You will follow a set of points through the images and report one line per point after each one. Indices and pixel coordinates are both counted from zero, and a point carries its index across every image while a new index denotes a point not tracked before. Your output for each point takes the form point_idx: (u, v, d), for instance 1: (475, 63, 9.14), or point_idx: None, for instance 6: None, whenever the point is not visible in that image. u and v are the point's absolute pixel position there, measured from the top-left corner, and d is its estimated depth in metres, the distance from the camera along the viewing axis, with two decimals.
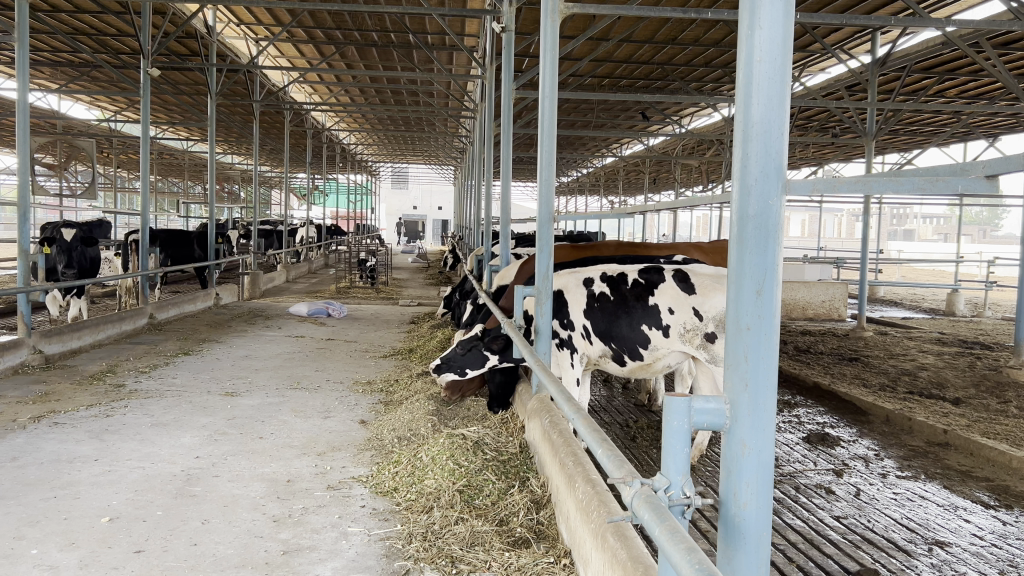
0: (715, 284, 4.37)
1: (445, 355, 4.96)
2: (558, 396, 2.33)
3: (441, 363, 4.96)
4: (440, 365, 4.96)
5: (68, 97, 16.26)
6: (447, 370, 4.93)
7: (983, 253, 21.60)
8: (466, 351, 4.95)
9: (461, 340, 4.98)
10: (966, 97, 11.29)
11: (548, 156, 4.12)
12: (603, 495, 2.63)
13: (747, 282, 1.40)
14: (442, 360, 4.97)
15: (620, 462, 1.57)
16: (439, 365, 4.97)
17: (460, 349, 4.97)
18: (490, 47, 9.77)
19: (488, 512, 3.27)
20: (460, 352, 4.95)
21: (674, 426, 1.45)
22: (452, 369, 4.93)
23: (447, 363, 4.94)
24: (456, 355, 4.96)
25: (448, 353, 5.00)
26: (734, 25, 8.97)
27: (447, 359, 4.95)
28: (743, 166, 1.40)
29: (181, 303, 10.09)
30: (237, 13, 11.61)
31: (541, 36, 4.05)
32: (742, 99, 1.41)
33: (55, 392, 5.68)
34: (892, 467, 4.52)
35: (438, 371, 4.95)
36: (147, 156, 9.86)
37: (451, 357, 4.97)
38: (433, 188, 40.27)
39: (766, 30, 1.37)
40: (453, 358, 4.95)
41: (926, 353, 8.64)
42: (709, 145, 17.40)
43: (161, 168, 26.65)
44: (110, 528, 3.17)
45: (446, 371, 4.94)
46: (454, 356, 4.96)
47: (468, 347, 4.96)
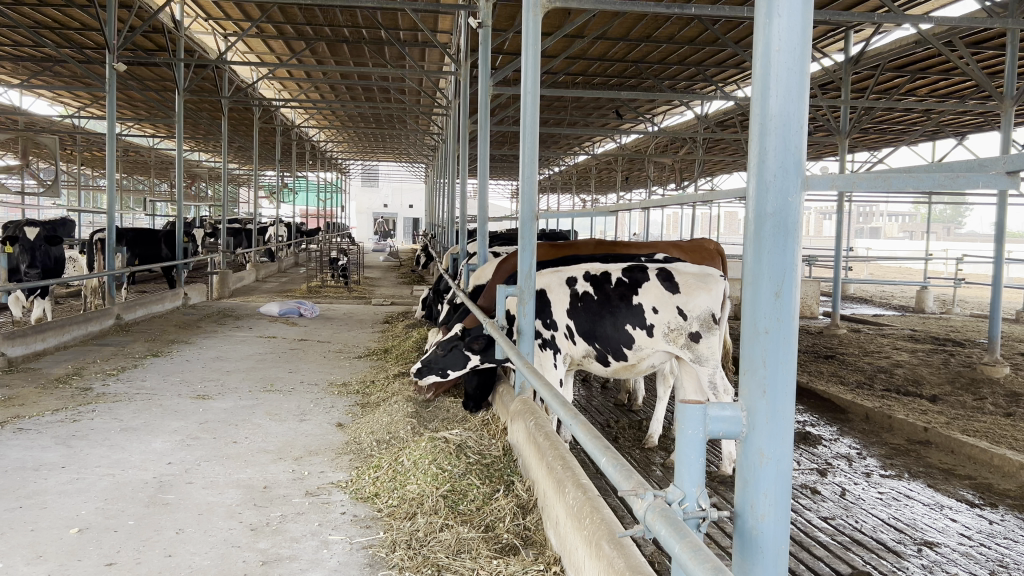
0: (699, 283, 4.29)
1: (425, 358, 4.92)
2: (552, 402, 2.26)
3: (422, 366, 4.92)
4: (420, 368, 4.92)
5: (30, 93, 15.90)
6: (428, 374, 4.92)
7: (949, 250, 21.92)
8: (446, 352, 4.90)
9: (440, 342, 4.91)
10: (938, 95, 11.45)
11: (530, 154, 4.04)
12: (594, 502, 2.55)
13: (764, 284, 1.33)
14: (422, 364, 4.94)
15: (628, 473, 1.51)
16: (419, 369, 4.93)
17: (441, 349, 4.93)
18: (464, 45, 9.70)
19: (474, 518, 3.18)
20: (440, 353, 4.90)
21: (687, 434, 1.37)
22: (433, 372, 4.91)
23: (427, 367, 4.91)
24: (436, 357, 4.91)
25: (428, 354, 4.96)
26: (710, 23, 8.96)
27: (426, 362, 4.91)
28: (760, 162, 1.33)
29: (148, 303, 9.88)
30: (205, 8, 11.42)
31: (522, 32, 3.96)
32: (758, 92, 1.34)
33: (18, 396, 5.50)
34: (875, 466, 4.50)
35: (418, 373, 4.91)
36: (113, 154, 9.42)
37: (431, 359, 4.92)
38: (404, 186, 40.10)
39: (784, 19, 1.30)
40: (433, 360, 4.91)
41: (900, 350, 8.69)
42: (682, 143, 17.44)
43: (126, 166, 26.22)
44: (79, 540, 3.04)
45: (428, 374, 4.92)
46: (434, 358, 4.92)
47: (448, 348, 4.91)
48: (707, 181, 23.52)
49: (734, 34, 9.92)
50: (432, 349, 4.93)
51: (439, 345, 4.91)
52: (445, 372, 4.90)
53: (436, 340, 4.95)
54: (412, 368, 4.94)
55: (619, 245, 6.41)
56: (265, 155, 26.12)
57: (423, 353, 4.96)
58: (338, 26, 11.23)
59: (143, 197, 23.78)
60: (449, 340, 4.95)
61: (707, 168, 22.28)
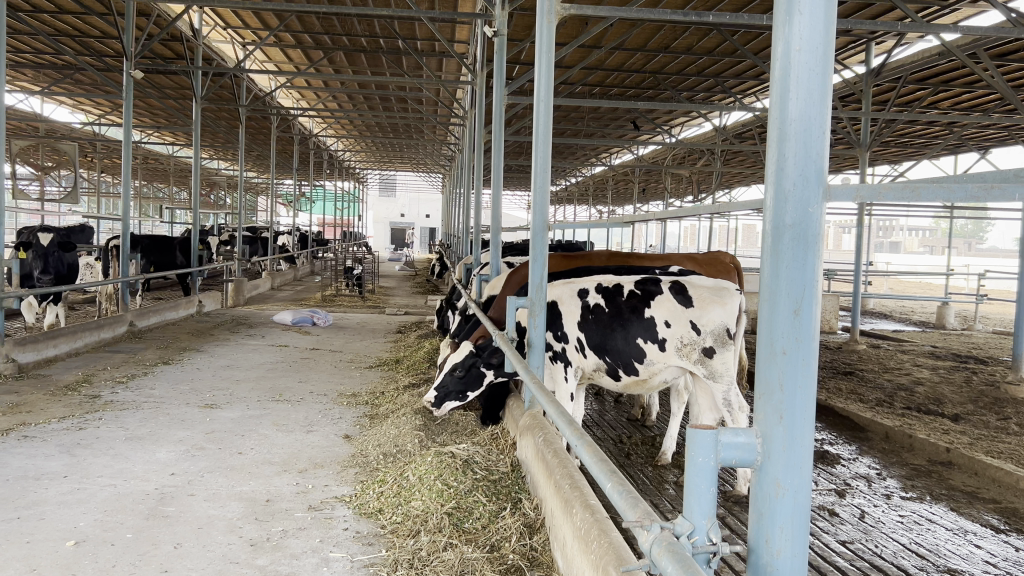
0: (714, 296, 4.16)
1: (439, 386, 4.69)
2: (558, 419, 2.18)
3: (438, 392, 4.72)
4: (437, 396, 4.71)
5: (51, 100, 16.00)
6: (448, 398, 4.74)
7: (971, 265, 21.64)
8: (461, 376, 4.67)
9: (452, 367, 4.65)
10: (960, 108, 11.34)
11: (543, 163, 3.97)
12: (603, 525, 2.45)
13: (783, 301, 1.24)
14: (437, 392, 4.71)
15: (633, 501, 1.41)
16: (435, 398, 4.72)
17: (454, 372, 4.69)
18: (480, 54, 9.65)
19: (479, 538, 3.09)
20: (459, 376, 4.66)
21: (698, 462, 1.27)
22: (451, 397, 4.72)
23: (445, 394, 4.71)
24: (451, 380, 4.69)
25: (439, 379, 4.72)
26: (728, 33, 8.85)
27: (442, 387, 4.70)
28: (778, 171, 1.24)
29: (162, 310, 9.85)
30: (224, 17, 11.42)
31: (536, 39, 3.89)
32: (777, 96, 1.25)
33: (26, 403, 5.45)
34: (895, 487, 4.37)
35: (437, 400, 4.70)
36: (129, 160, 9.40)
37: (445, 384, 4.71)
38: (421, 196, 40.20)
39: (807, 17, 1.21)
40: (449, 386, 4.70)
41: (921, 366, 8.52)
42: (700, 155, 17.30)
43: (147, 173, 26.39)
44: (75, 553, 2.97)
45: (449, 400, 4.73)
46: (449, 383, 4.70)
47: (461, 372, 4.67)
48: (725, 193, 23.35)
49: (753, 45, 9.80)
50: (445, 375, 4.68)
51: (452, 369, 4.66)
52: (463, 393, 4.72)
53: (445, 364, 4.68)
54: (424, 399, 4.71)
55: (632, 257, 6.30)
56: (282, 163, 26.21)
57: (435, 380, 4.71)
58: (355, 36, 11.21)
59: (162, 204, 23.88)
60: (459, 358, 4.70)
61: (725, 180, 22.15)
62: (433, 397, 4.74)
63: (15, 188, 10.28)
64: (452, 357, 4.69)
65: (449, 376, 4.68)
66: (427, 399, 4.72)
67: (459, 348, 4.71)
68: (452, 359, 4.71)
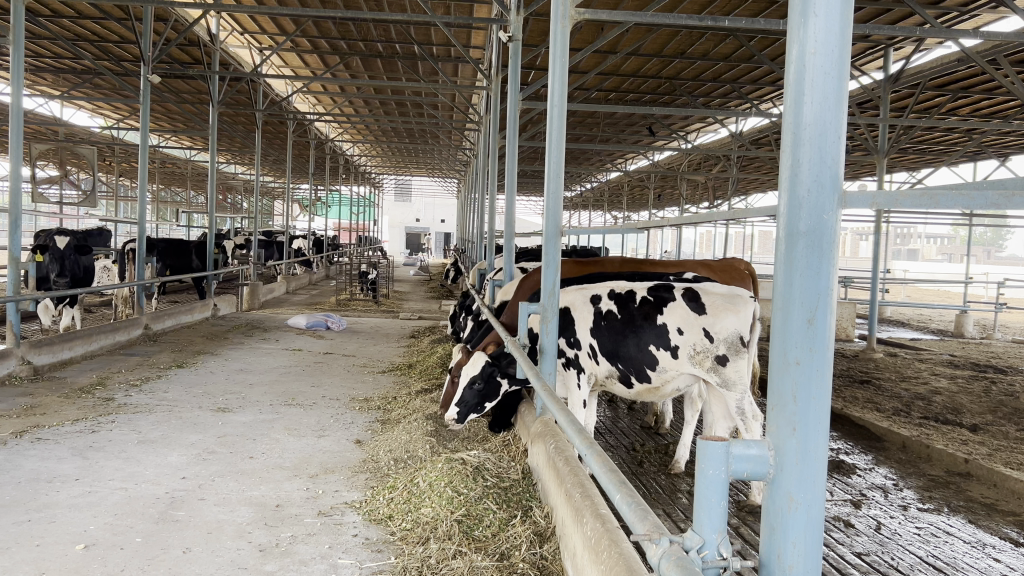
0: (727, 303, 4.10)
1: (461, 402, 4.47)
2: (568, 427, 2.16)
3: (460, 408, 4.50)
4: (460, 412, 4.49)
5: (70, 104, 16.14)
6: (469, 412, 4.54)
7: (990, 273, 21.45)
8: (481, 388, 4.48)
9: (472, 380, 4.44)
10: (980, 114, 11.23)
11: (556, 168, 3.95)
12: (613, 535, 2.42)
13: (796, 309, 1.21)
14: (460, 409, 4.49)
15: (642, 513, 1.38)
16: (458, 414, 4.50)
17: (472, 385, 4.49)
18: (496, 59, 9.65)
19: (488, 545, 3.06)
20: (477, 390, 4.47)
21: (708, 475, 1.23)
22: (472, 410, 4.53)
23: (467, 408, 4.50)
24: (471, 394, 4.48)
25: (458, 395, 4.50)
26: (745, 39, 8.80)
27: (463, 403, 4.49)
28: (792, 177, 1.21)
29: (178, 314, 9.90)
30: (241, 22, 11.49)
31: (549, 44, 3.87)
32: (791, 99, 1.22)
33: (40, 405, 5.48)
34: (912, 498, 4.30)
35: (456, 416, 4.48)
36: (146, 164, 9.44)
37: (466, 399, 4.49)
38: (436, 201, 40.30)
39: (821, 19, 1.19)
40: (471, 400, 4.49)
41: (939, 376, 8.43)
42: (716, 161, 17.24)
43: (164, 176, 26.59)
44: (84, 557, 2.97)
45: (472, 414, 4.53)
46: (470, 397, 4.49)
47: (480, 383, 4.48)
48: (741, 199, 23.26)
49: (770, 51, 9.75)
50: (465, 390, 4.47)
51: (471, 382, 4.46)
52: (483, 405, 4.54)
53: (464, 378, 4.46)
54: (448, 419, 4.47)
55: (645, 263, 6.26)
56: (299, 168, 26.34)
57: (455, 397, 4.48)
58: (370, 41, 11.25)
59: (179, 208, 24.05)
60: (473, 370, 4.49)
61: (741, 187, 22.06)
62: (454, 414, 4.51)
63: (34, 191, 10.36)
64: (468, 370, 4.48)
65: (469, 390, 4.47)
66: (451, 417, 4.49)
67: (472, 360, 4.50)
68: (467, 371, 4.50)
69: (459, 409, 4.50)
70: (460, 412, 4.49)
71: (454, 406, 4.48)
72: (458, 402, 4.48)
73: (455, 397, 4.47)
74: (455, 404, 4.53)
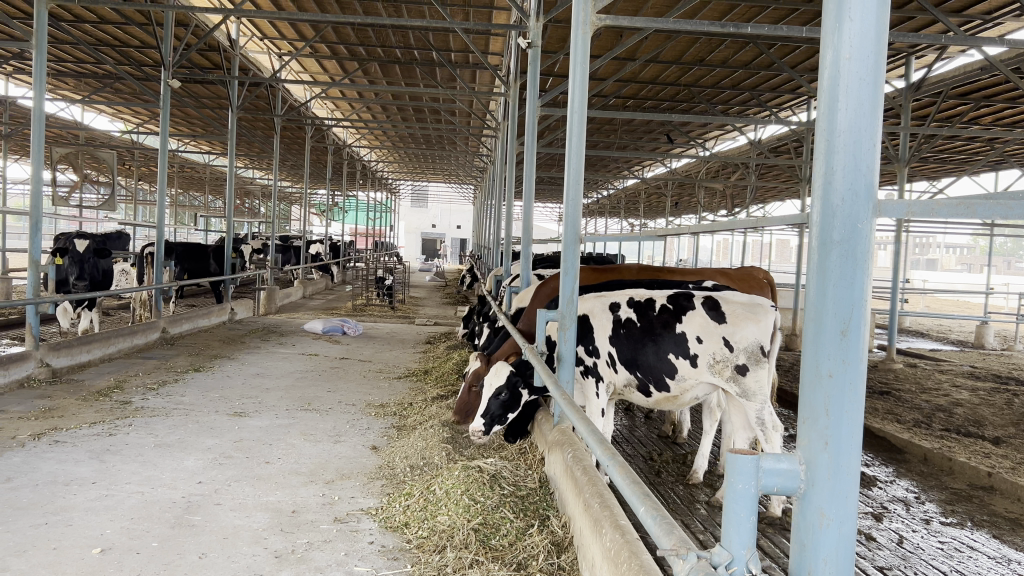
0: (748, 312, 4.02)
1: (488, 413, 4.37)
2: (589, 436, 2.11)
3: (487, 419, 4.38)
4: (486, 423, 4.38)
5: (90, 108, 16.28)
6: (494, 424, 4.43)
7: (1010, 284, 21.24)
8: (506, 398, 4.42)
9: (497, 389, 4.38)
10: (1002, 123, 11.12)
11: (576, 175, 3.92)
12: (633, 546, 2.38)
13: (830, 320, 1.18)
14: (486, 420, 4.38)
15: (667, 527, 1.35)
16: (484, 426, 4.38)
17: (496, 396, 4.42)
18: (514, 65, 9.64)
19: (505, 555, 3.03)
20: (501, 400, 4.40)
21: (738, 489, 1.19)
22: (496, 422, 4.44)
23: (494, 419, 4.40)
24: (496, 403, 4.40)
25: (483, 406, 4.40)
26: (765, 47, 8.77)
27: (488, 414, 4.39)
28: (826, 184, 1.18)
29: (195, 318, 9.93)
30: (261, 27, 11.55)
31: (571, 50, 3.84)
32: (825, 106, 1.19)
33: (59, 407, 5.51)
34: (934, 512, 4.24)
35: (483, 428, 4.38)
36: (166, 167, 9.47)
37: (491, 409, 4.40)
38: (452, 207, 40.38)
39: (856, 23, 1.16)
40: (496, 411, 4.40)
41: (960, 387, 8.32)
42: (734, 168, 17.15)
43: (183, 180, 26.78)
44: (100, 561, 2.96)
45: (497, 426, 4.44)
46: (495, 408, 4.40)
47: (504, 394, 4.42)
48: (759, 208, 23.14)
49: (790, 59, 9.70)
50: (490, 400, 4.38)
51: (495, 391, 4.40)
52: (506, 415, 4.46)
53: (488, 387, 4.40)
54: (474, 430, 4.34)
55: (664, 271, 6.21)
56: (316, 173, 26.45)
57: (481, 407, 4.38)
58: (389, 46, 11.28)
59: (197, 212, 24.20)
60: (496, 381, 4.44)
61: (759, 195, 21.98)
62: (480, 427, 4.39)
63: (54, 195, 10.44)
64: (493, 380, 4.42)
65: (493, 400, 4.40)
66: (477, 429, 4.36)
67: (495, 371, 4.46)
68: (490, 382, 4.44)
69: (485, 421, 4.39)
70: (486, 423, 4.38)
71: (480, 417, 4.37)
72: (484, 413, 4.38)
73: (481, 408, 4.38)
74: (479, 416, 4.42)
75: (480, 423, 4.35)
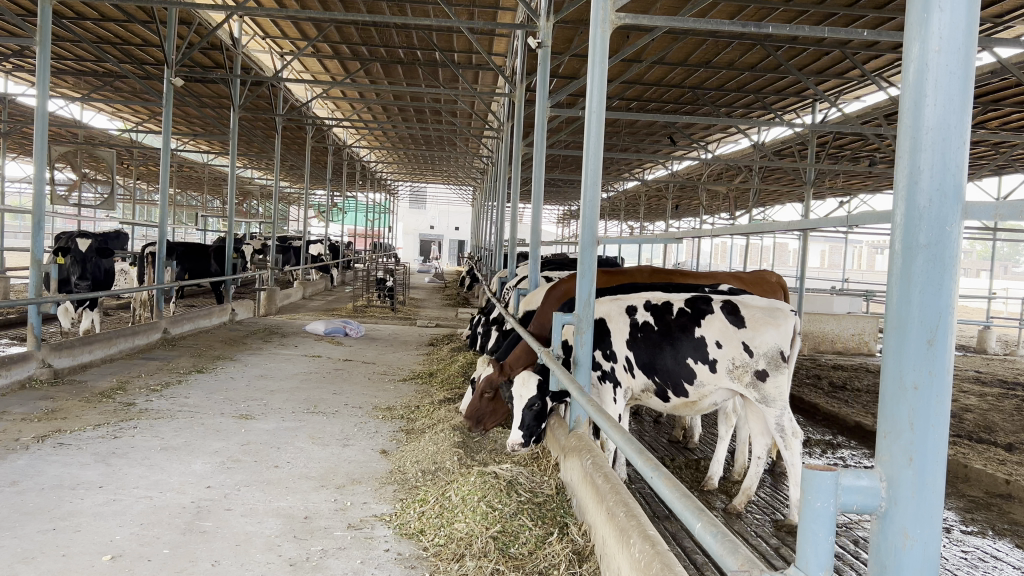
0: (767, 317, 3.96)
1: (524, 425, 4.30)
2: (624, 445, 2.05)
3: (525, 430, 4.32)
4: (524, 434, 4.31)
5: (90, 107, 16.19)
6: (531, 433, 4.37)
7: (1011, 290, 21.24)
8: (537, 407, 4.34)
9: (529, 402, 4.29)
10: (1008, 127, 11.11)
11: (594, 175, 3.84)
12: (664, 557, 2.32)
13: (914, 328, 1.12)
14: (524, 432, 4.31)
15: (731, 546, 1.28)
16: (523, 438, 4.31)
17: (529, 406, 4.34)
18: (521, 67, 9.56)
19: (526, 564, 2.97)
20: (535, 412, 4.32)
21: (816, 507, 1.12)
22: (532, 432, 4.38)
23: (531, 431, 4.34)
24: (530, 414, 4.32)
25: (518, 419, 4.32)
26: (772, 50, 8.75)
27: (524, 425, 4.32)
28: (911, 184, 1.12)
29: (196, 318, 9.85)
30: (263, 26, 11.47)
31: (589, 50, 3.77)
32: (910, 100, 1.12)
33: (61, 409, 5.42)
34: (954, 520, 4.18)
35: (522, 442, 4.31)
36: (169, 169, 9.23)
37: (526, 421, 4.33)
38: (451, 208, 40.32)
39: (947, 13, 1.09)
40: (531, 422, 4.33)
41: (967, 393, 8.27)
42: (737, 171, 17.11)
43: (181, 180, 26.69)
44: (112, 568, 2.89)
45: (534, 437, 4.38)
46: (529, 419, 4.33)
47: (536, 403, 4.34)
48: (760, 211, 23.11)
49: (798, 61, 9.65)
50: (524, 413, 4.30)
51: (527, 403, 4.31)
52: (540, 425, 4.40)
53: (520, 401, 4.30)
54: (513, 445, 4.26)
55: (676, 274, 6.15)
56: (316, 174, 26.39)
57: (517, 422, 4.30)
58: (393, 46, 11.22)
59: (195, 211, 24.10)
60: (526, 391, 4.35)
61: (760, 199, 21.94)
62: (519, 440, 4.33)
63: (53, 193, 10.33)
64: (523, 392, 4.32)
65: (527, 412, 4.31)
66: (518, 443, 4.29)
67: (522, 381, 4.34)
68: (520, 393, 4.35)
69: (522, 433, 4.32)
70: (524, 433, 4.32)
71: (518, 430, 4.30)
72: (521, 425, 4.31)
73: (517, 422, 4.31)
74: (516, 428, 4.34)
75: (520, 437, 4.27)
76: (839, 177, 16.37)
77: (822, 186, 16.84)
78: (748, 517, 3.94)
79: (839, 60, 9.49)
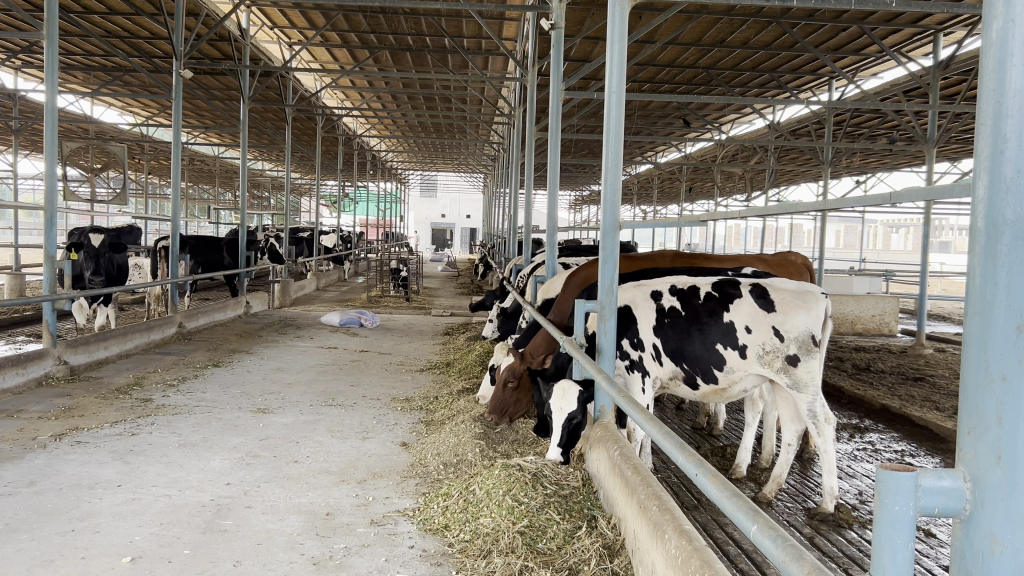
0: (797, 300, 3.85)
1: (564, 440, 3.94)
2: (664, 440, 1.96)
3: (564, 446, 3.95)
4: (564, 449, 3.94)
5: (100, 102, 16.18)
6: (570, 450, 4.00)
7: None
8: (578, 420, 4.00)
9: (571, 414, 3.95)
10: None
11: (615, 156, 3.73)
12: (703, 555, 2.21)
13: (1004, 314, 1.06)
14: (563, 448, 3.94)
15: (794, 548, 1.21)
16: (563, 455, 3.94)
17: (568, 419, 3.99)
18: (532, 50, 9.34)
19: (555, 559, 2.88)
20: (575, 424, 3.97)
21: (895, 511, 1.10)
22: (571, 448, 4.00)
23: (571, 446, 3.97)
24: (570, 429, 3.96)
25: (557, 433, 3.95)
26: (787, 27, 8.57)
27: (563, 441, 3.96)
28: (996, 153, 1.07)
29: (211, 311, 9.79)
30: (271, 16, 11.37)
31: (608, 27, 3.65)
32: (994, 63, 1.07)
33: (78, 406, 5.37)
34: None
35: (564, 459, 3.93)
36: (179, 161, 8.90)
37: (565, 435, 3.96)
38: (462, 196, 40.26)
39: None
40: (570, 436, 3.98)
41: None
42: (753, 151, 16.93)
43: (194, 172, 26.75)
44: (131, 571, 2.82)
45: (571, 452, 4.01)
46: (568, 434, 3.96)
47: (575, 416, 4.00)
48: (775, 192, 22.95)
49: (814, 38, 9.48)
50: (564, 427, 3.95)
51: (568, 416, 3.96)
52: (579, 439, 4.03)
53: (559, 413, 3.96)
54: (555, 461, 3.89)
55: (699, 257, 6.03)
56: (328, 164, 26.34)
57: (557, 437, 3.94)
58: (401, 33, 11.10)
59: (207, 204, 24.13)
60: (565, 404, 4.00)
61: (775, 179, 21.71)
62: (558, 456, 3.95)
63: (66, 188, 10.25)
64: (563, 405, 3.97)
65: (568, 426, 3.96)
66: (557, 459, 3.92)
67: (562, 393, 4.00)
68: (559, 407, 3.99)
69: (562, 449, 3.94)
70: (563, 449, 3.94)
71: (557, 445, 3.92)
72: (560, 441, 3.94)
73: (557, 437, 3.94)
74: (554, 445, 3.96)
75: (558, 453, 3.89)
76: (857, 155, 16.13)
77: (838, 166, 16.60)
78: (779, 506, 3.83)
79: (856, 36, 9.31)
